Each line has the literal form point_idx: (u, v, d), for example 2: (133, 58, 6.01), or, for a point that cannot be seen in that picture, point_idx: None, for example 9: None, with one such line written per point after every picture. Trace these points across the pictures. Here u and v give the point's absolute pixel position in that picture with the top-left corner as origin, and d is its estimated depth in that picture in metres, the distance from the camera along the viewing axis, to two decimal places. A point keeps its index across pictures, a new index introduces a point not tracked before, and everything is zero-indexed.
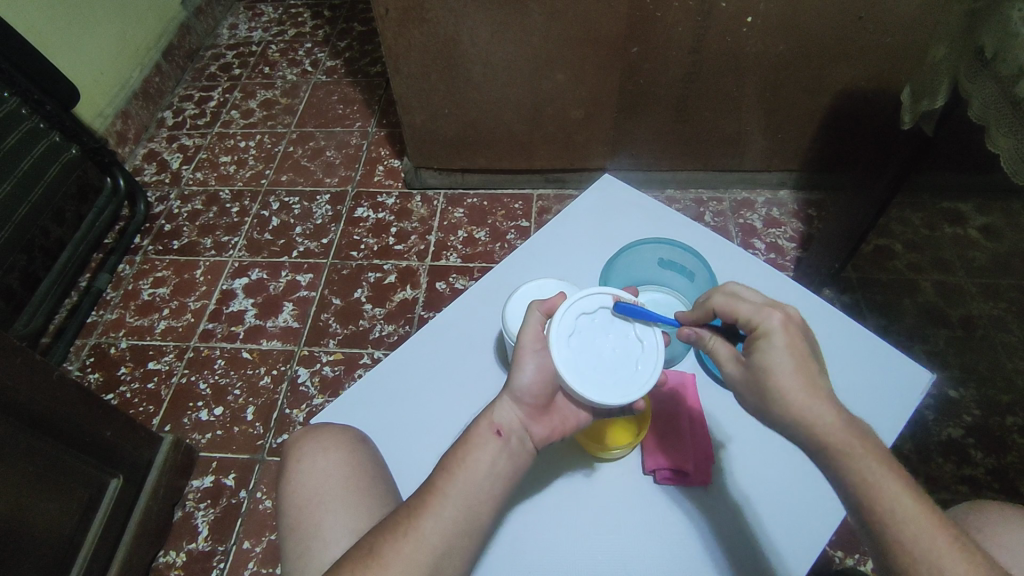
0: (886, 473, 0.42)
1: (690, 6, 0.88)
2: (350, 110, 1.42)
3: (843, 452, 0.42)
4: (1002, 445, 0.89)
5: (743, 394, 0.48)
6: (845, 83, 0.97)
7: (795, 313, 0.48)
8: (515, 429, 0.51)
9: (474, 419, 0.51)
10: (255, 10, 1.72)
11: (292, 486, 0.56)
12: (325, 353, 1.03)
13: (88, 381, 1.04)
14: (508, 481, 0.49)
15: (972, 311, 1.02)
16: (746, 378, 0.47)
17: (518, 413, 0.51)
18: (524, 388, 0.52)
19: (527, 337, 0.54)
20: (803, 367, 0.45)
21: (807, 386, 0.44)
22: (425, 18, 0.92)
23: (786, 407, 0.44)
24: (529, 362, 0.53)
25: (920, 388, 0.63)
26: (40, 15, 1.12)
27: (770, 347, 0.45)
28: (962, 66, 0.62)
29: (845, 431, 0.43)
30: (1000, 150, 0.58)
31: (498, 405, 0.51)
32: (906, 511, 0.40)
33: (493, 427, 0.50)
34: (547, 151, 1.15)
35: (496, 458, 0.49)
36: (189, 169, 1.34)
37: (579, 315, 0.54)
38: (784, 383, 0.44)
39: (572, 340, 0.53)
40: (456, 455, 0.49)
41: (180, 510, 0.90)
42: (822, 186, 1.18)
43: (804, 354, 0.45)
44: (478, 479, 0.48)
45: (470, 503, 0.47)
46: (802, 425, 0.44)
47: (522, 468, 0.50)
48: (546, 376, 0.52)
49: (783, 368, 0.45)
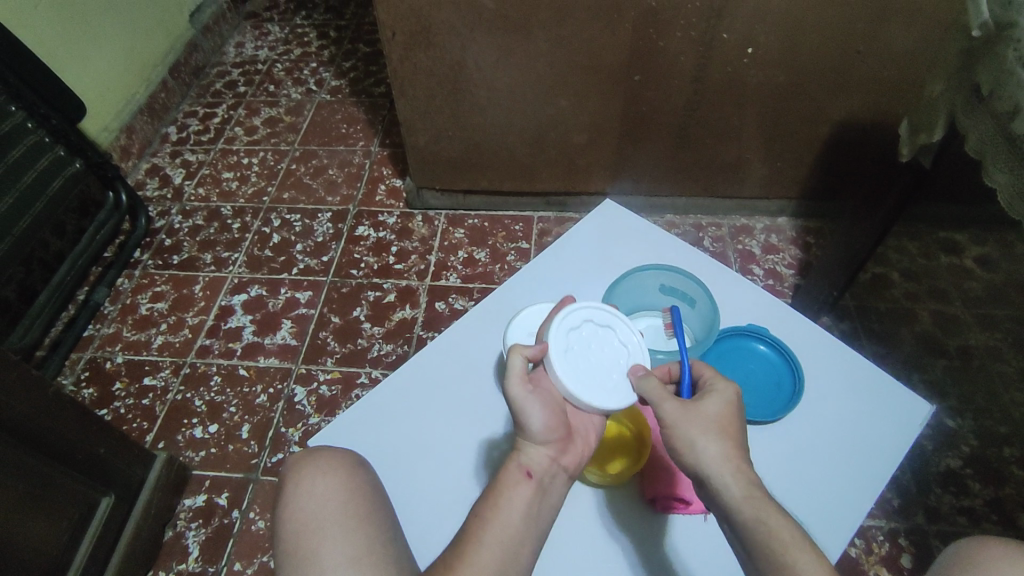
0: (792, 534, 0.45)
1: (691, 36, 0.89)
2: (353, 129, 1.43)
3: (757, 505, 0.46)
4: (999, 477, 0.88)
5: (677, 431, 0.50)
6: (843, 114, 0.99)
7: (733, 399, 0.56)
8: (546, 469, 0.50)
9: (502, 465, 0.51)
10: (261, 29, 1.75)
11: (289, 511, 0.55)
12: (322, 372, 1.03)
13: (82, 397, 1.03)
14: (543, 522, 0.49)
15: (968, 341, 1.03)
16: (686, 414, 0.50)
17: (546, 453, 0.51)
18: (543, 428, 0.51)
19: (524, 386, 0.53)
20: (736, 429, 0.51)
21: (738, 442, 0.50)
22: (431, 42, 0.94)
23: (720, 453, 0.48)
24: (536, 406, 0.52)
25: (921, 420, 0.63)
26: (49, 30, 1.14)
27: (718, 401, 0.52)
28: (958, 101, 0.63)
29: (763, 492, 0.47)
30: (996, 185, 0.59)
31: (525, 448, 0.51)
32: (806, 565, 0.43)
33: (523, 470, 0.50)
34: (549, 175, 1.16)
35: (530, 501, 0.48)
36: (191, 185, 1.35)
37: (565, 349, 0.56)
38: (722, 431, 0.50)
39: (582, 376, 0.55)
40: (489, 503, 0.48)
41: (170, 529, 0.89)
42: (820, 214, 1.19)
43: (740, 422, 0.51)
44: (512, 525, 0.47)
45: (507, 550, 0.46)
46: (728, 475, 0.48)
47: (556, 507, 0.50)
48: (554, 410, 0.52)
49: (724, 421, 0.50)
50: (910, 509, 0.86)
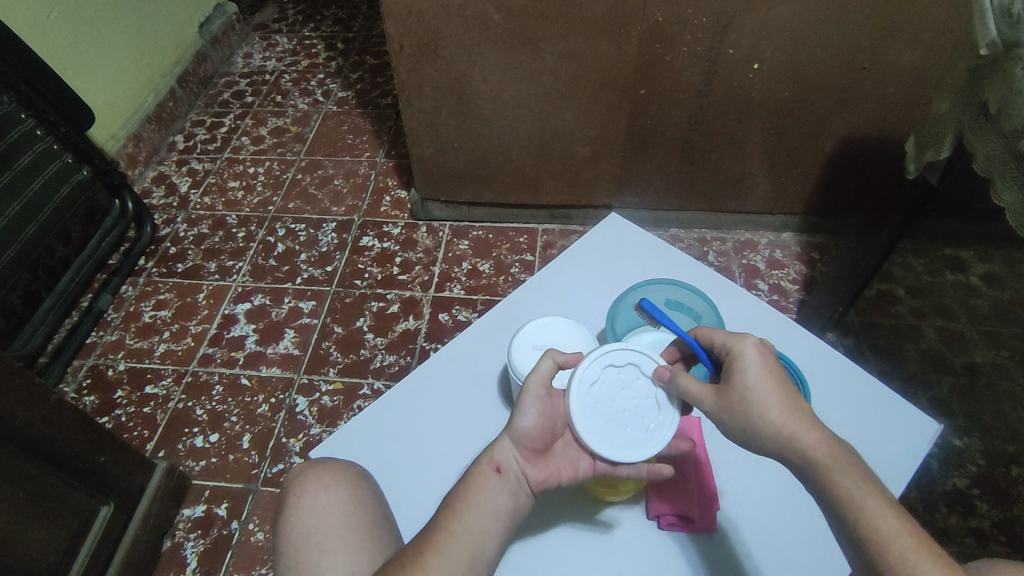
0: (869, 488, 0.42)
1: (698, 52, 0.90)
2: (359, 139, 1.44)
3: (826, 465, 0.43)
4: (1007, 497, 0.87)
5: (722, 420, 0.47)
6: (848, 130, 0.99)
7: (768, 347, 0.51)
8: (516, 468, 0.51)
9: (475, 459, 0.52)
10: (270, 41, 1.77)
11: (290, 524, 0.55)
12: (324, 382, 1.03)
13: (83, 404, 1.02)
14: (511, 520, 0.50)
15: (975, 358, 1.02)
16: (722, 400, 0.47)
17: (518, 454, 0.52)
18: (524, 428, 0.52)
19: (534, 380, 0.55)
20: (781, 383, 0.47)
21: (788, 399, 0.46)
22: (439, 55, 0.94)
23: (772, 423, 0.45)
24: (530, 407, 0.53)
25: (927, 441, 0.62)
26: (60, 38, 1.15)
27: (748, 365, 0.48)
28: (966, 119, 0.63)
29: (830, 446, 0.44)
30: (1004, 204, 0.59)
31: (499, 445, 0.52)
32: (887, 524, 0.40)
33: (493, 464, 0.51)
34: (555, 187, 1.16)
35: (496, 495, 0.49)
36: (197, 194, 1.35)
37: (597, 429, 0.51)
38: (765, 397, 0.46)
39: (630, 437, 0.51)
40: (459, 494, 0.50)
41: (169, 539, 0.88)
42: (824, 230, 1.18)
43: (781, 373, 0.48)
44: (479, 517, 0.48)
45: (472, 541, 0.48)
46: (788, 442, 0.44)
47: (523, 512, 0.51)
48: (546, 419, 0.53)
49: (763, 385, 0.46)
50: None
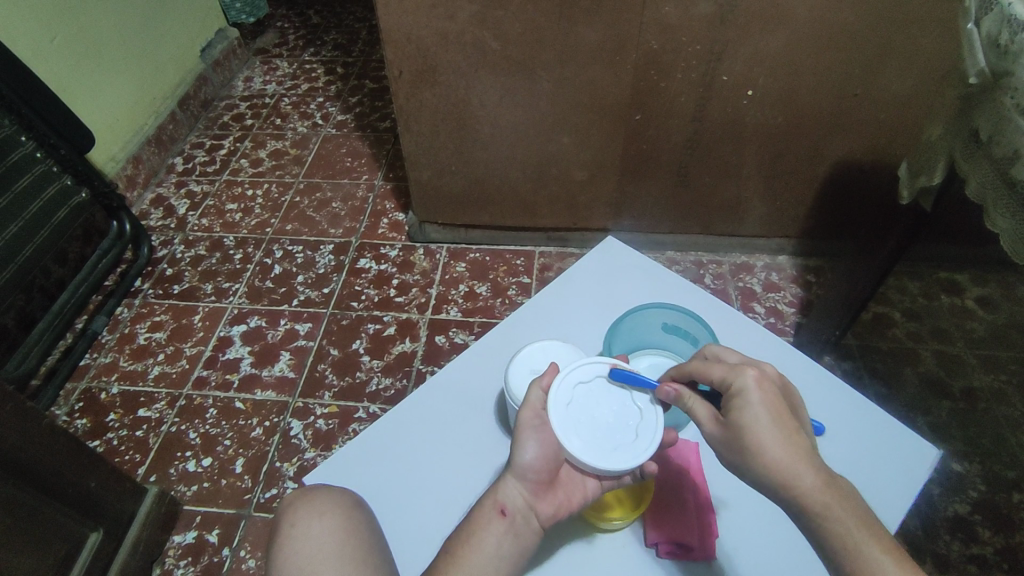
0: (863, 532, 0.41)
1: (692, 78, 0.91)
2: (358, 162, 1.45)
3: (822, 509, 0.41)
4: (1009, 524, 0.86)
5: (725, 455, 0.46)
6: (842, 155, 1.00)
7: (770, 371, 0.48)
8: (520, 508, 0.50)
9: (480, 498, 0.52)
10: (270, 65, 1.79)
11: (284, 554, 0.53)
12: (319, 406, 1.02)
13: (74, 428, 1.01)
14: (514, 562, 0.49)
15: (973, 382, 1.02)
16: (723, 435, 0.46)
17: (523, 492, 0.51)
18: (526, 464, 0.51)
19: (526, 413, 0.54)
20: (782, 424, 0.44)
21: (788, 441, 0.43)
22: (437, 80, 0.96)
23: (768, 466, 0.43)
24: (530, 440, 0.52)
25: (927, 469, 0.61)
26: (62, 63, 1.16)
27: (747, 408, 0.45)
28: (958, 145, 0.64)
29: (828, 487, 0.42)
30: (998, 230, 0.59)
31: (503, 483, 0.51)
32: (884, 568, 0.39)
33: (497, 506, 0.50)
34: (551, 211, 1.17)
35: (500, 540, 0.49)
36: (195, 216, 1.35)
37: (589, 445, 0.51)
38: (763, 439, 0.44)
39: (622, 443, 0.51)
40: (462, 538, 0.49)
41: (158, 567, 0.86)
42: (820, 253, 1.19)
43: (781, 412, 0.45)
44: (481, 563, 0.48)
45: None
46: (784, 484, 0.42)
47: (528, 550, 0.50)
48: (549, 451, 0.52)
49: (760, 426, 0.44)
50: (918, 555, 0.84)
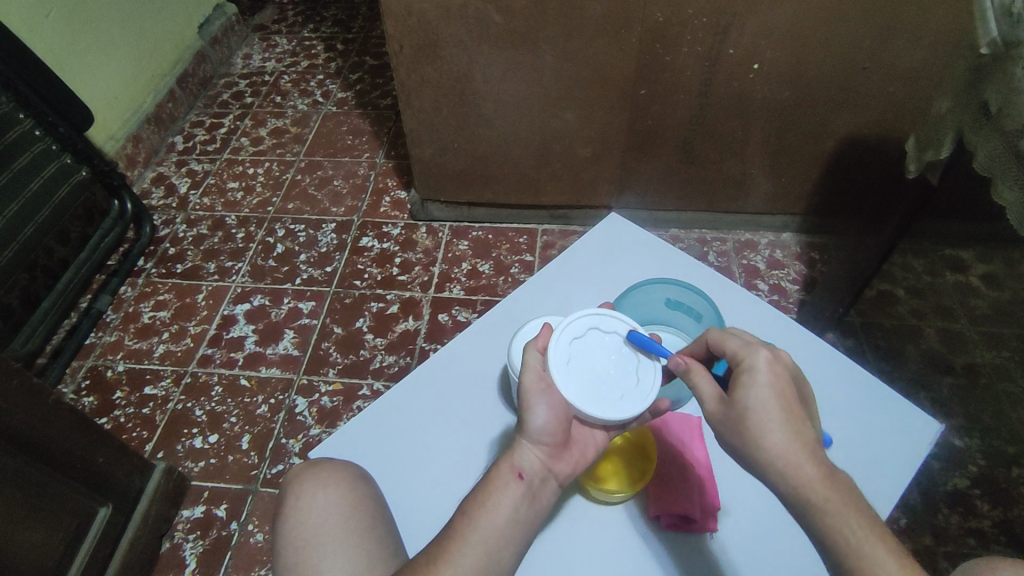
0: (863, 529, 0.40)
1: (698, 52, 0.90)
2: (359, 140, 1.44)
3: (819, 499, 0.41)
4: (1008, 498, 0.87)
5: (722, 432, 0.46)
6: (848, 130, 0.99)
7: (786, 356, 0.47)
8: (537, 472, 0.50)
9: (494, 462, 0.51)
10: (269, 41, 1.77)
11: (290, 526, 0.54)
12: (323, 383, 1.02)
13: (82, 405, 1.02)
14: (530, 523, 0.49)
15: (975, 358, 1.02)
16: (725, 414, 0.45)
17: (539, 455, 0.51)
18: (539, 429, 0.51)
19: (528, 377, 0.53)
20: (788, 410, 0.43)
21: (792, 428, 0.43)
22: (438, 55, 0.94)
23: (768, 450, 0.42)
24: (540, 404, 0.52)
25: (928, 443, 0.62)
26: (58, 39, 1.15)
27: (755, 387, 0.44)
28: (967, 119, 0.63)
29: (827, 479, 0.41)
30: (1006, 204, 0.58)
31: (519, 448, 0.51)
32: (880, 567, 0.38)
33: (514, 470, 0.50)
34: (554, 188, 1.16)
35: (517, 503, 0.48)
36: (196, 194, 1.35)
37: (598, 399, 0.52)
38: (767, 424, 0.43)
39: (627, 389, 0.53)
40: (477, 500, 0.49)
41: (168, 540, 0.88)
42: (824, 230, 1.18)
43: (789, 398, 0.44)
44: (497, 526, 0.47)
45: (489, 551, 0.47)
46: (781, 466, 0.42)
47: (543, 510, 0.50)
48: (560, 413, 0.52)
49: (763, 406, 0.44)
50: (918, 528, 0.85)
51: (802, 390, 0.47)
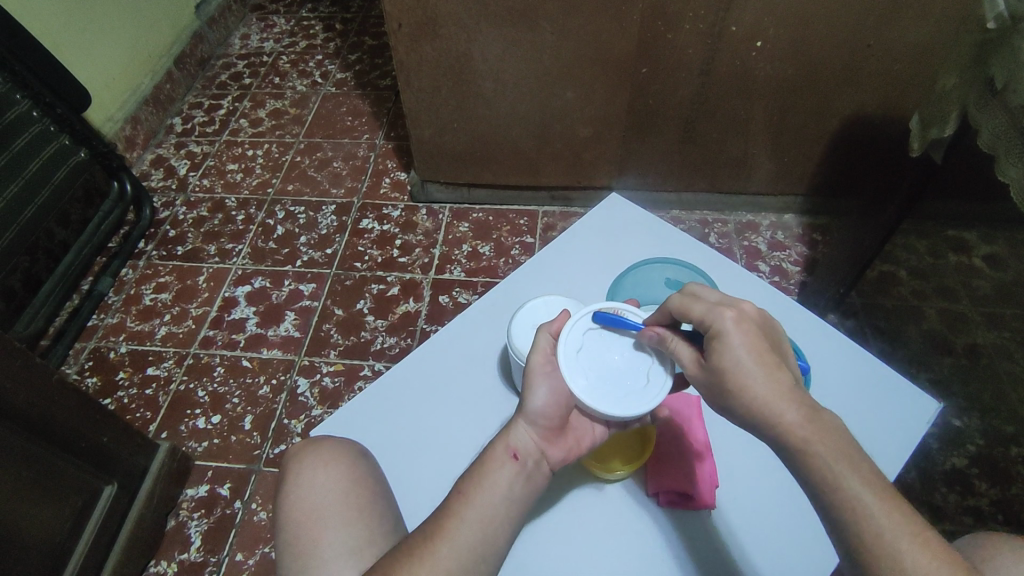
0: (848, 466, 0.40)
1: (700, 29, 0.88)
2: (358, 121, 1.43)
3: (804, 445, 0.40)
4: (1005, 477, 0.88)
5: (706, 392, 0.46)
6: (852, 109, 0.98)
7: (750, 307, 0.46)
8: (531, 453, 0.51)
9: (489, 443, 0.52)
10: (267, 21, 1.75)
11: (291, 502, 0.54)
12: (325, 363, 1.03)
13: (85, 386, 1.03)
14: (525, 503, 0.49)
15: (976, 339, 1.02)
16: (707, 378, 0.45)
17: (534, 436, 0.51)
18: (538, 410, 0.52)
19: (536, 358, 0.54)
20: (762, 363, 0.43)
21: (769, 379, 0.42)
22: (438, 33, 0.93)
23: (750, 404, 0.42)
24: (541, 385, 0.53)
25: (926, 421, 0.62)
26: (54, 19, 1.14)
27: (727, 348, 0.44)
28: (972, 95, 0.62)
29: (810, 423, 0.41)
30: (1010, 181, 0.57)
31: (515, 429, 0.51)
32: (867, 502, 0.38)
33: (509, 450, 0.50)
34: (555, 169, 1.15)
35: (513, 481, 0.49)
36: (196, 176, 1.34)
37: (603, 395, 0.51)
38: (744, 380, 0.43)
39: (635, 388, 0.51)
40: (473, 479, 0.49)
41: (173, 518, 0.89)
42: (826, 211, 1.18)
43: (761, 350, 0.43)
44: (492, 503, 0.47)
45: (486, 528, 0.47)
46: (764, 418, 0.42)
47: (538, 492, 0.50)
48: (561, 397, 0.53)
49: (738, 363, 0.43)
50: (915, 506, 0.86)
51: (778, 337, 0.46)
